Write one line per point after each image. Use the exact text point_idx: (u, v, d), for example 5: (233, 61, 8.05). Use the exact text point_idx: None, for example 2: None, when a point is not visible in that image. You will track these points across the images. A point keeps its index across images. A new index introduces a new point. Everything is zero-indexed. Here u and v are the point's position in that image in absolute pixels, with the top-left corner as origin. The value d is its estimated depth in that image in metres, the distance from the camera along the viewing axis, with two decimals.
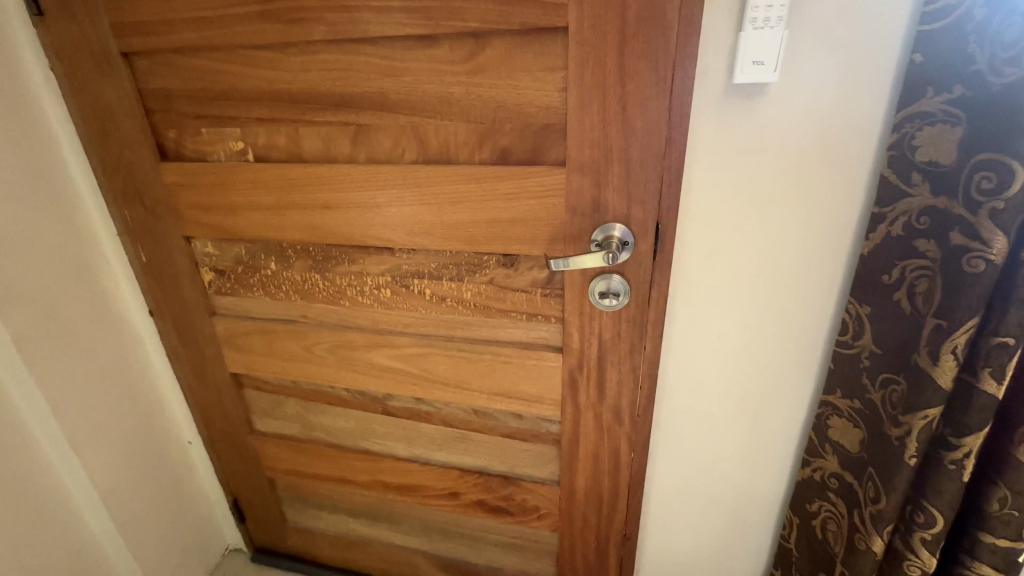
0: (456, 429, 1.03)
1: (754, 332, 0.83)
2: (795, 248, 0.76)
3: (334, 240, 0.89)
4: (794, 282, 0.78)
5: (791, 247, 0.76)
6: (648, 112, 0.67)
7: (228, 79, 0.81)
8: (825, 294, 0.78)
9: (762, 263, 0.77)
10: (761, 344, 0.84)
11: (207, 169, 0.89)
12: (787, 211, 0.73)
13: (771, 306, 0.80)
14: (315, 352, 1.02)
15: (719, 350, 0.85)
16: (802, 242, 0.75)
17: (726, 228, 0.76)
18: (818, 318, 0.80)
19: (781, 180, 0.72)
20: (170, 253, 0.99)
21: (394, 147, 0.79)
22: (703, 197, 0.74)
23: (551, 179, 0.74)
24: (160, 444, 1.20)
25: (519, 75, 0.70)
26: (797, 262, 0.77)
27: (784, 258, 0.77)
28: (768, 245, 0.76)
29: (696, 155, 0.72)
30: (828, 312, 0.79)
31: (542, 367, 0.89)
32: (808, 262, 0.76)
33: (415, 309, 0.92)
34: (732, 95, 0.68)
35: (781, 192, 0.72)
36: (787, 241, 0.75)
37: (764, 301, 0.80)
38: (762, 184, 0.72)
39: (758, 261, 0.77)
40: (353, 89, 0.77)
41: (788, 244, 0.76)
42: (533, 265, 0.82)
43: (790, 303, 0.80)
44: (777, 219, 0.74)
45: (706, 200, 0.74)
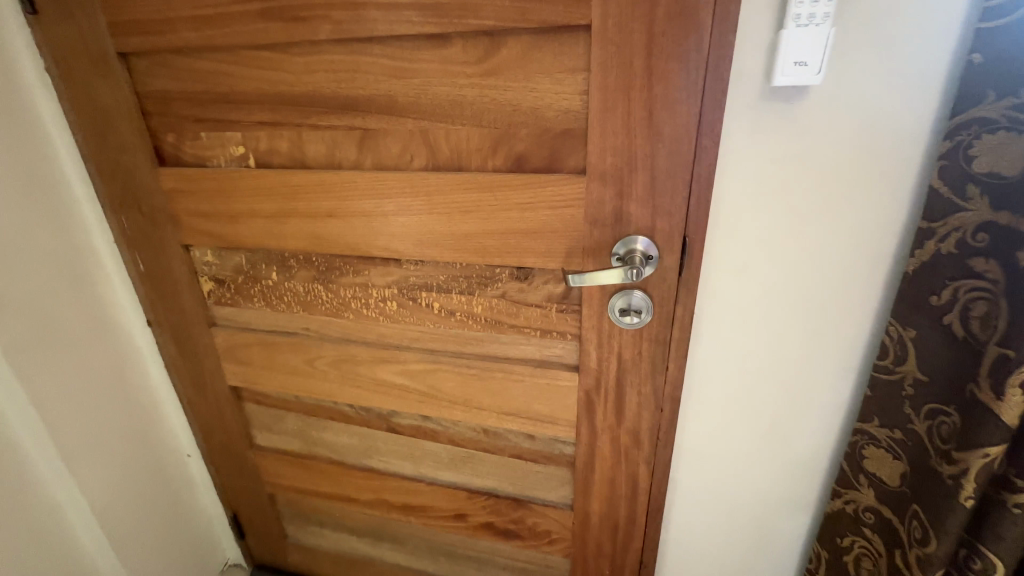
0: (464, 449, 0.98)
1: (783, 352, 0.77)
2: (829, 265, 0.70)
3: (338, 250, 0.84)
4: (826, 299, 0.72)
5: (827, 262, 0.70)
6: (676, 117, 0.62)
7: (229, 81, 0.77)
8: (863, 314, 0.72)
9: (793, 280, 0.72)
10: (789, 365, 0.78)
11: (206, 174, 0.85)
12: (825, 224, 0.68)
13: (801, 325, 0.75)
14: (318, 366, 0.97)
15: (745, 371, 0.80)
16: (836, 258, 0.70)
17: (756, 242, 0.71)
18: (851, 340, 0.74)
19: (819, 190, 0.66)
20: (168, 262, 0.95)
21: (403, 153, 0.75)
22: (734, 209, 0.69)
23: (570, 189, 0.69)
24: (157, 456, 1.16)
25: (537, 77, 0.65)
26: (833, 279, 0.71)
27: (817, 274, 0.71)
28: (802, 260, 0.71)
29: (729, 163, 0.67)
30: (865, 332, 0.73)
31: (557, 386, 0.84)
32: (844, 279, 0.71)
33: (423, 323, 0.87)
34: (768, 100, 0.62)
35: (816, 204, 0.67)
36: (822, 256, 0.70)
37: (794, 320, 0.75)
38: (797, 195, 0.67)
39: (791, 277, 0.72)
40: (359, 92, 0.72)
41: (824, 259, 0.70)
42: (549, 278, 0.77)
43: (825, 322, 0.74)
44: (815, 232, 0.69)
45: (735, 211, 0.69)
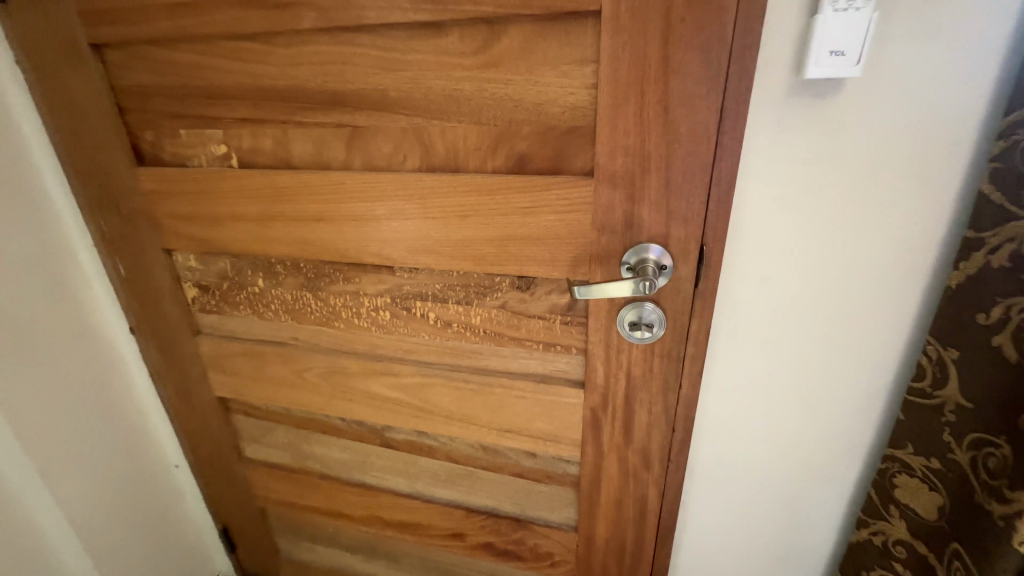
0: (462, 466, 0.93)
1: (807, 371, 0.71)
2: (861, 278, 0.64)
3: (327, 256, 0.79)
4: (857, 314, 0.66)
5: (859, 273, 0.64)
6: (694, 114, 0.56)
7: (209, 74, 0.72)
8: (897, 330, 0.66)
9: (820, 293, 0.66)
10: (814, 385, 0.72)
11: (187, 175, 0.79)
12: (857, 231, 0.62)
13: (828, 342, 0.69)
14: (307, 377, 0.92)
15: (766, 391, 0.74)
16: (868, 270, 0.64)
17: (779, 250, 0.65)
18: (884, 358, 0.68)
19: (851, 194, 0.60)
20: (150, 268, 0.90)
21: (395, 153, 0.69)
22: (756, 215, 0.63)
23: (576, 192, 0.63)
24: (142, 468, 1.11)
25: (542, 69, 0.59)
26: (864, 291, 0.65)
27: (848, 287, 0.65)
28: (830, 270, 0.65)
29: (752, 165, 0.61)
30: (897, 349, 0.67)
31: (560, 403, 0.79)
32: (877, 291, 0.65)
33: (418, 334, 0.82)
34: (798, 94, 0.56)
35: (847, 209, 0.61)
36: (852, 266, 0.64)
37: (821, 337, 0.69)
38: (827, 199, 0.61)
39: (818, 288, 0.66)
40: (348, 85, 0.67)
41: (856, 270, 0.64)
42: (552, 289, 0.71)
43: (854, 337, 0.68)
44: (845, 239, 0.62)
45: (758, 218, 0.63)
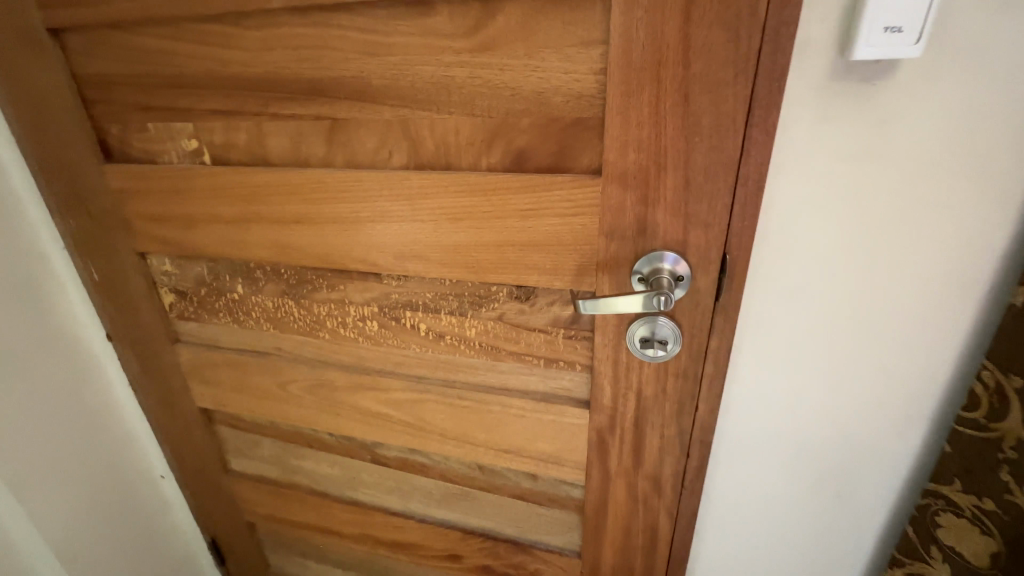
0: (458, 486, 0.86)
1: (843, 396, 0.64)
2: (906, 291, 0.57)
3: (309, 262, 0.72)
4: (902, 333, 0.59)
5: (903, 285, 0.57)
6: (719, 104, 0.48)
7: (175, 61, 0.65)
8: (943, 347, 0.59)
9: (859, 310, 0.59)
10: (850, 411, 0.65)
11: (157, 173, 0.73)
12: (904, 237, 0.54)
13: (868, 364, 0.61)
14: (292, 390, 0.85)
15: (794, 416, 0.67)
16: (917, 284, 0.56)
17: (814, 259, 0.57)
18: (930, 381, 0.61)
19: (898, 196, 0.53)
20: (124, 272, 0.84)
21: (379, 149, 0.62)
22: (787, 219, 0.56)
23: (581, 194, 0.56)
24: (125, 480, 1.05)
25: (543, 53, 0.52)
26: (909, 305, 0.58)
27: (892, 304, 0.58)
28: (871, 282, 0.57)
29: (785, 162, 0.53)
30: (943, 368, 0.60)
31: (563, 423, 0.72)
32: (922, 305, 0.57)
33: (408, 346, 0.75)
34: (842, 82, 0.49)
35: (892, 213, 0.53)
36: (896, 277, 0.56)
37: (859, 358, 0.62)
38: (871, 201, 0.53)
39: (855, 302, 0.58)
40: (326, 73, 0.60)
41: (899, 281, 0.56)
42: (555, 300, 0.64)
43: (895, 356, 0.60)
44: (890, 247, 0.55)
45: (790, 224, 0.56)
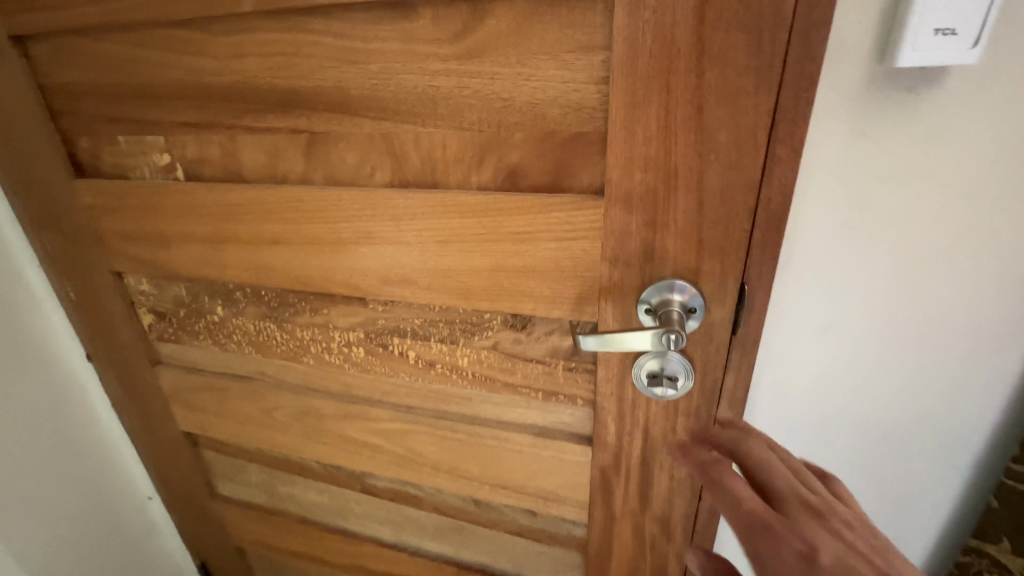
0: (452, 519, 0.81)
1: (874, 429, 0.59)
2: (946, 318, 0.52)
3: (289, 284, 0.67)
4: (939, 364, 0.55)
5: (942, 311, 0.52)
6: (737, 117, 0.42)
7: (143, 70, 0.60)
8: (983, 373, 0.55)
9: (893, 339, 0.54)
10: (882, 445, 0.60)
11: (128, 189, 0.68)
12: (947, 261, 0.49)
13: (902, 395, 0.57)
14: (277, 417, 0.81)
15: (819, 453, 0.62)
16: (956, 312, 0.52)
17: (847, 289, 0.51)
18: (967, 407, 0.57)
19: (942, 217, 0.47)
20: (100, 292, 0.79)
21: (361, 165, 0.57)
22: (819, 246, 0.50)
23: (581, 216, 0.50)
24: (109, 503, 1.01)
25: (537, 59, 0.46)
26: (949, 332, 0.53)
27: (930, 335, 0.53)
28: (909, 310, 0.52)
29: (816, 183, 0.47)
30: (981, 394, 0.56)
31: (564, 459, 0.66)
32: (963, 331, 0.53)
33: (397, 375, 0.69)
34: (881, 92, 0.43)
35: (936, 235, 0.48)
36: (936, 304, 0.52)
37: (892, 391, 0.57)
38: (912, 224, 0.48)
39: (891, 332, 0.53)
40: (302, 82, 0.54)
41: (940, 308, 0.52)
42: (553, 329, 0.58)
43: (931, 385, 0.56)
44: (932, 272, 0.50)
45: (822, 251, 0.50)
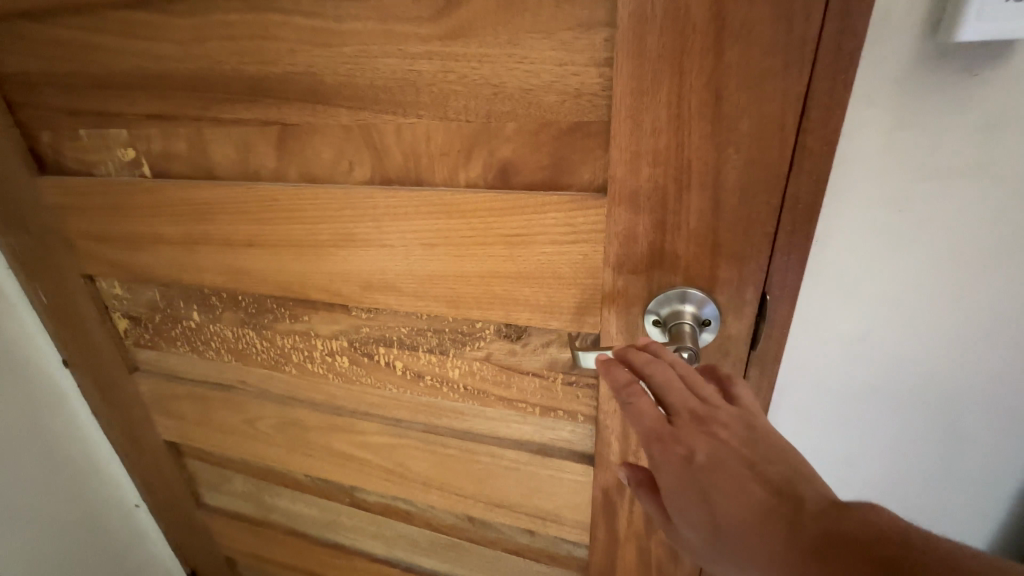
0: (446, 536, 0.76)
1: (910, 438, 0.56)
2: (997, 322, 0.48)
3: (265, 289, 0.62)
4: (981, 376, 0.51)
5: (993, 315, 0.48)
6: (761, 104, 0.37)
7: (100, 56, 0.55)
8: None
9: (934, 343, 0.50)
10: (918, 455, 0.57)
11: (93, 186, 0.63)
12: (1000, 260, 0.46)
13: (943, 404, 0.53)
14: (260, 428, 0.76)
15: (849, 461, 0.59)
16: (1002, 322, 0.48)
17: (884, 286, 0.48)
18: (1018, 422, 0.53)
19: (995, 211, 0.44)
20: (72, 296, 0.75)
21: (338, 161, 0.51)
22: (855, 239, 0.47)
23: (581, 216, 0.45)
24: (95, 515, 0.96)
25: (530, 39, 0.40)
26: (1000, 338, 0.49)
27: (977, 341, 0.49)
28: (952, 312, 0.49)
29: (855, 172, 0.45)
30: None
31: (563, 477, 0.61)
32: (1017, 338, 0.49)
33: (384, 386, 0.64)
34: (927, 72, 0.40)
35: (987, 231, 0.45)
36: (985, 307, 0.48)
37: (932, 399, 0.53)
38: (959, 218, 0.45)
39: (932, 335, 0.50)
40: (270, 68, 0.49)
41: (989, 312, 0.48)
42: (550, 340, 0.53)
43: (977, 395, 0.52)
44: (981, 272, 0.46)
45: (858, 245, 0.47)
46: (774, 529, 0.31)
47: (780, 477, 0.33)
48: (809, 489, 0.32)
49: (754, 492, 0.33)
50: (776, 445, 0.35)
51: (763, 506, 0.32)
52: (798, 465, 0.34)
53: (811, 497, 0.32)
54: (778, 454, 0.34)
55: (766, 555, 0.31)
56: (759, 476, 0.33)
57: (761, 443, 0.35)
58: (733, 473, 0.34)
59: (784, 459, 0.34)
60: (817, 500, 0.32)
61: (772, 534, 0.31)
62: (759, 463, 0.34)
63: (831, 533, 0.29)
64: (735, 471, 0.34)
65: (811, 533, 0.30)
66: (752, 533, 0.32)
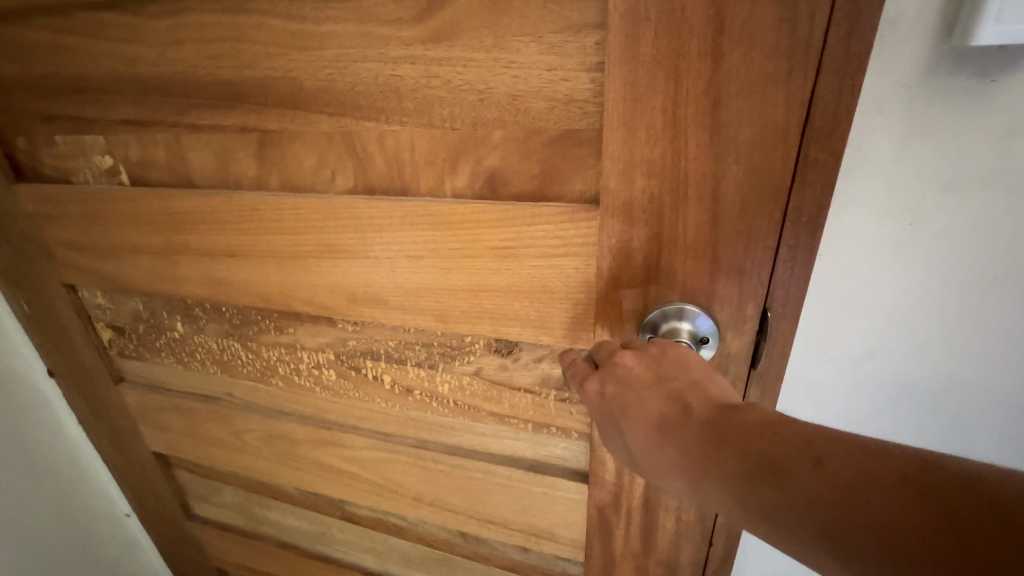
0: (438, 551, 0.74)
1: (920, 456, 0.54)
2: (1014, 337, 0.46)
3: (249, 300, 0.60)
4: (997, 392, 0.48)
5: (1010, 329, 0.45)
6: (763, 110, 0.34)
7: (73, 60, 0.52)
8: None
9: (947, 358, 0.48)
10: None
11: (70, 195, 0.61)
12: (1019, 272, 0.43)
13: (956, 421, 0.51)
14: (247, 440, 0.74)
15: None
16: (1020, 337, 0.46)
17: (893, 299, 0.46)
18: None
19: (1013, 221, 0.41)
20: (54, 306, 0.73)
21: (320, 169, 0.49)
22: (862, 251, 0.45)
23: (573, 229, 0.43)
24: (84, 526, 0.93)
25: (517, 41, 0.38)
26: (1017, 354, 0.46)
27: (992, 356, 0.47)
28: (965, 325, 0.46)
29: (863, 181, 0.42)
30: None
31: (557, 494, 0.59)
32: None
33: (372, 400, 0.62)
34: (943, 76, 0.38)
35: (1004, 241, 0.42)
36: (1001, 321, 0.45)
37: (945, 416, 0.51)
38: (974, 229, 0.42)
39: (945, 350, 0.48)
40: (248, 72, 0.47)
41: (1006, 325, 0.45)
42: (542, 356, 0.51)
43: (992, 413, 0.49)
44: (997, 284, 0.44)
45: (866, 256, 0.45)
46: (669, 437, 0.32)
47: (677, 389, 0.34)
48: (698, 396, 0.33)
49: (653, 407, 0.34)
50: (680, 362, 0.36)
51: (661, 419, 0.33)
52: (697, 378, 0.34)
53: (703, 403, 0.33)
54: (680, 371, 0.35)
55: (665, 464, 0.32)
56: (659, 392, 0.34)
57: (665, 363, 0.36)
58: (638, 393, 0.35)
59: (685, 374, 0.35)
60: (708, 406, 0.32)
61: (669, 443, 0.32)
62: (661, 381, 0.35)
63: (714, 434, 0.30)
64: (639, 391, 0.35)
65: (700, 436, 0.31)
66: (650, 445, 0.33)
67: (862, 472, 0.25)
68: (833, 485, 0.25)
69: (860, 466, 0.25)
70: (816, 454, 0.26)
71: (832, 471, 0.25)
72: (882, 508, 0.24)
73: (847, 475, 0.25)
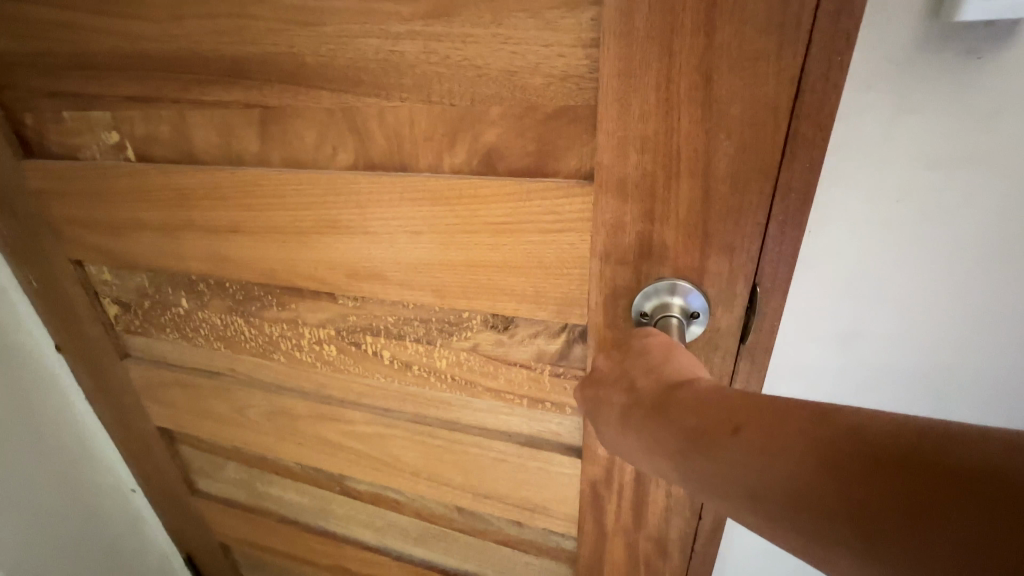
0: (435, 525, 0.76)
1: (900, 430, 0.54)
2: (991, 312, 0.47)
3: (250, 275, 0.61)
4: (973, 366, 0.49)
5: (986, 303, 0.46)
6: (755, 85, 0.35)
7: (79, 36, 0.53)
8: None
9: (926, 332, 0.49)
10: None
11: (78, 171, 0.62)
12: (999, 247, 0.44)
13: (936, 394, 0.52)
14: (249, 416, 0.76)
15: None
16: (997, 311, 0.46)
17: (877, 276, 0.47)
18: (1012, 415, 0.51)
19: (992, 196, 0.42)
20: (62, 282, 0.74)
21: (320, 145, 0.50)
22: (849, 228, 0.46)
23: (568, 204, 0.44)
24: (90, 498, 0.96)
25: (514, 17, 0.39)
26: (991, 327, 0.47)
27: (969, 329, 0.48)
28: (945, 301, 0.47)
29: (852, 159, 0.43)
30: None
31: (550, 467, 0.60)
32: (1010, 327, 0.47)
33: (372, 376, 0.64)
34: (931, 55, 0.39)
35: (984, 216, 0.43)
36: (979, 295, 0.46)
37: (926, 390, 0.52)
38: (956, 206, 0.43)
39: (926, 325, 0.48)
40: (250, 48, 0.47)
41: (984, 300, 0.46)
42: (538, 331, 0.52)
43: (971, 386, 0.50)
44: (976, 259, 0.45)
45: (853, 233, 0.46)
46: (628, 426, 0.32)
47: (635, 379, 0.34)
48: (649, 379, 0.33)
49: (616, 400, 0.34)
50: (642, 350, 0.36)
51: (621, 409, 0.33)
52: (655, 363, 0.34)
53: (655, 386, 0.33)
54: (641, 360, 0.35)
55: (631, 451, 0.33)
56: (622, 385, 0.34)
57: (631, 353, 0.36)
58: (603, 388, 0.35)
59: (644, 362, 0.35)
60: (659, 390, 0.32)
61: (629, 429, 0.32)
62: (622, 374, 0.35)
63: (659, 415, 0.31)
64: (606, 387, 0.35)
65: (649, 420, 0.31)
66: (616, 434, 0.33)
67: (780, 445, 0.25)
68: (751, 452, 0.26)
69: (784, 442, 0.25)
70: (738, 424, 0.27)
71: (753, 440, 0.26)
72: (791, 477, 0.24)
73: (765, 441, 0.26)
